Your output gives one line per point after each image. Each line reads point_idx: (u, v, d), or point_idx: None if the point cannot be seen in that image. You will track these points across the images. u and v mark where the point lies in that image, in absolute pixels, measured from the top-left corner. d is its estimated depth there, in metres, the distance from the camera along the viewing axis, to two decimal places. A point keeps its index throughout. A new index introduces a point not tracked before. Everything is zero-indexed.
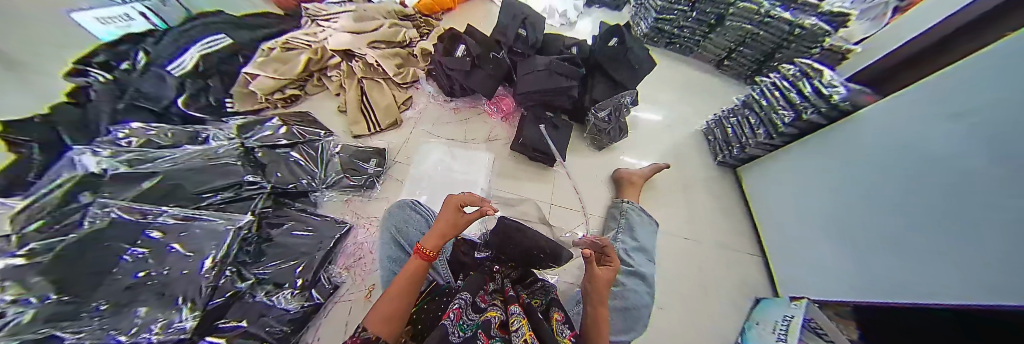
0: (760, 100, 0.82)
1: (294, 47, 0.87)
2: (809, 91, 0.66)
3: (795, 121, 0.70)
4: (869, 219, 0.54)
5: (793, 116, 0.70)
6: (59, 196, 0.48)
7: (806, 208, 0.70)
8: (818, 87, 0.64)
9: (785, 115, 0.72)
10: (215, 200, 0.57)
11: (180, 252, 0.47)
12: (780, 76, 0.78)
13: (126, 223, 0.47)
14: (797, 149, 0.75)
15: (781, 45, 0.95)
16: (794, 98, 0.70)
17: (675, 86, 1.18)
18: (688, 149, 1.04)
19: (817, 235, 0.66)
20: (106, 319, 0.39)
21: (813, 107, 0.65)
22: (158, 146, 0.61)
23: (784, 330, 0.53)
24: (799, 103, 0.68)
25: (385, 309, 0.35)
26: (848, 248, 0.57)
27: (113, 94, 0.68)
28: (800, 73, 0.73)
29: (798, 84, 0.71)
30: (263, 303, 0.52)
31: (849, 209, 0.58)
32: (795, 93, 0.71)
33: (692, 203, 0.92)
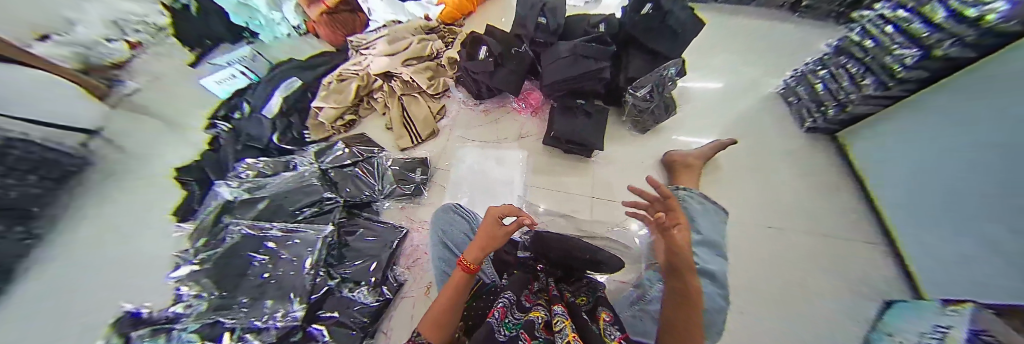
0: (865, 41, 0.64)
1: (346, 77, 1.00)
2: (942, 17, 0.48)
3: (922, 60, 0.51)
4: (974, 206, 0.44)
5: (920, 55, 0.50)
6: (212, 219, 0.67)
7: (934, 180, 0.53)
8: (955, 6, 0.45)
9: (905, 55, 0.54)
10: (306, 215, 0.70)
11: (287, 258, 0.60)
12: (896, 6, 0.58)
13: (251, 236, 0.62)
14: (915, 104, 0.57)
15: None
16: (918, 31, 0.52)
17: (733, 45, 1.00)
18: (756, 119, 0.88)
19: (932, 220, 0.53)
20: (248, 310, 0.53)
21: (953, 37, 0.45)
22: (265, 175, 0.78)
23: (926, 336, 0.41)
24: (927, 36, 0.50)
25: (435, 313, 0.39)
26: (957, 238, 0.47)
27: (234, 139, 0.90)
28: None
29: (922, 10, 0.52)
30: (348, 298, 0.63)
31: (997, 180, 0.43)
32: (919, 23, 0.52)
33: (765, 183, 0.78)
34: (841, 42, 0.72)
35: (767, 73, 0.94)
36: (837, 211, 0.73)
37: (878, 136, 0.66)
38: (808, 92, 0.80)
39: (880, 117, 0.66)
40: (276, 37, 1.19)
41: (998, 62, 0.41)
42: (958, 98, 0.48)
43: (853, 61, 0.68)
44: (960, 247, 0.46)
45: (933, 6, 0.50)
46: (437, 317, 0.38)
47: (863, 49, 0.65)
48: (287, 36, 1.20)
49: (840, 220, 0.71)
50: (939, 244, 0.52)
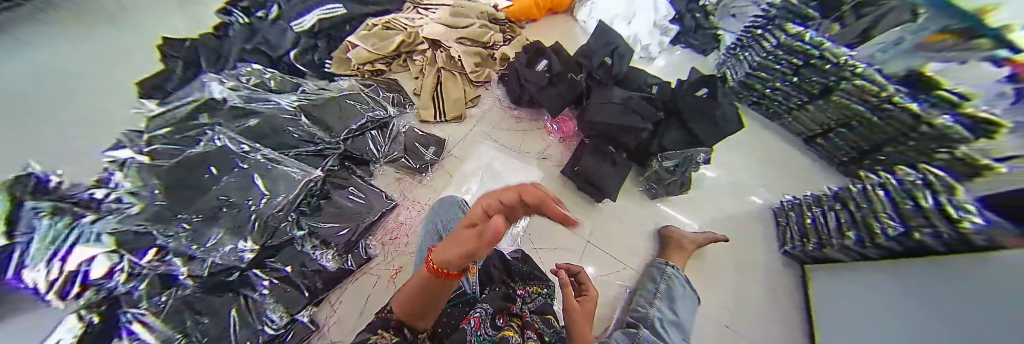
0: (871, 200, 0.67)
1: (393, 27, 0.94)
2: (930, 205, 0.52)
3: (904, 236, 0.55)
4: None
5: (902, 230, 0.56)
6: (188, 112, 0.58)
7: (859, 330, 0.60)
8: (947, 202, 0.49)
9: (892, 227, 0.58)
10: (301, 151, 0.62)
11: (261, 189, 0.52)
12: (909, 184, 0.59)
13: (228, 151, 0.52)
14: (877, 266, 0.62)
15: (846, 122, 0.86)
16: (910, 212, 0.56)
17: (750, 153, 1.08)
18: (748, 225, 0.96)
19: None
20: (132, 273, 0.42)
21: (931, 227, 0.49)
22: (266, 89, 0.69)
23: None
24: (913, 218, 0.54)
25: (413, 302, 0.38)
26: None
27: (246, 36, 0.81)
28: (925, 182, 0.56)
29: (919, 195, 0.55)
30: (307, 255, 0.57)
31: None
32: (912, 205, 0.56)
33: (739, 294, 0.84)
34: (843, 190, 0.78)
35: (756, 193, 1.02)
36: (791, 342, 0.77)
37: (874, 273, 0.63)
38: (799, 221, 0.87)
39: (890, 262, 0.60)
40: None
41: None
42: (910, 278, 0.53)
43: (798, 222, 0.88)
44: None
45: (949, 85, 0.55)
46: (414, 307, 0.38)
47: (879, 220, 0.62)
48: None
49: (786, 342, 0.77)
50: None
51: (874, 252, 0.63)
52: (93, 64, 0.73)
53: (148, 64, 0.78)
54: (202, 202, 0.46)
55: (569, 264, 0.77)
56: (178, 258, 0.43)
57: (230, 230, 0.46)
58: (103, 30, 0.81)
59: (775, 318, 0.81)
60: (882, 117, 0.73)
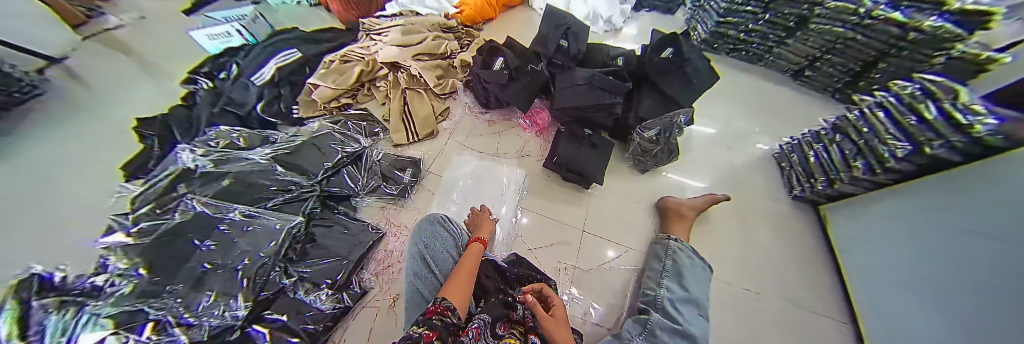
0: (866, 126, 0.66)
1: (350, 59, 0.94)
2: (934, 116, 0.51)
3: (913, 154, 0.53)
4: (943, 306, 0.45)
5: (911, 149, 0.53)
6: (164, 186, 0.59)
7: (904, 264, 0.55)
8: (951, 109, 0.48)
9: (899, 147, 0.56)
10: (276, 200, 0.63)
11: (242, 246, 0.53)
12: (913, 102, 0.56)
13: (204, 215, 0.54)
14: (906, 190, 0.58)
15: (832, 47, 0.83)
16: (913, 127, 0.55)
17: (736, 103, 1.04)
18: (749, 176, 0.92)
19: (904, 311, 0.54)
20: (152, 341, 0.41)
21: (941, 140, 0.48)
22: (236, 147, 0.70)
23: None
24: (920, 134, 0.52)
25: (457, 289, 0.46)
26: (925, 303, 0.49)
27: (212, 100, 0.83)
28: (924, 93, 0.56)
29: (919, 108, 0.54)
30: (301, 301, 0.56)
31: (957, 274, 0.44)
32: (915, 119, 0.55)
33: (754, 248, 0.80)
34: (839, 120, 0.76)
35: (752, 143, 0.97)
36: (819, 286, 0.74)
37: (893, 200, 0.60)
38: (801, 160, 0.84)
39: (913, 183, 0.57)
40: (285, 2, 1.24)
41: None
42: (945, 193, 0.49)
43: (801, 164, 0.84)
44: (937, 307, 0.46)
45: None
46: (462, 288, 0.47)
47: (884, 144, 0.60)
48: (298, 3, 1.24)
49: (815, 289, 0.74)
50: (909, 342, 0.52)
51: (888, 178, 0.61)
52: (83, 161, 0.77)
53: (126, 146, 0.81)
54: (184, 271, 0.48)
55: (568, 256, 0.75)
56: (177, 328, 0.43)
57: (222, 289, 0.48)
58: (82, 126, 0.84)
59: (796, 266, 0.77)
60: (868, 36, 0.73)
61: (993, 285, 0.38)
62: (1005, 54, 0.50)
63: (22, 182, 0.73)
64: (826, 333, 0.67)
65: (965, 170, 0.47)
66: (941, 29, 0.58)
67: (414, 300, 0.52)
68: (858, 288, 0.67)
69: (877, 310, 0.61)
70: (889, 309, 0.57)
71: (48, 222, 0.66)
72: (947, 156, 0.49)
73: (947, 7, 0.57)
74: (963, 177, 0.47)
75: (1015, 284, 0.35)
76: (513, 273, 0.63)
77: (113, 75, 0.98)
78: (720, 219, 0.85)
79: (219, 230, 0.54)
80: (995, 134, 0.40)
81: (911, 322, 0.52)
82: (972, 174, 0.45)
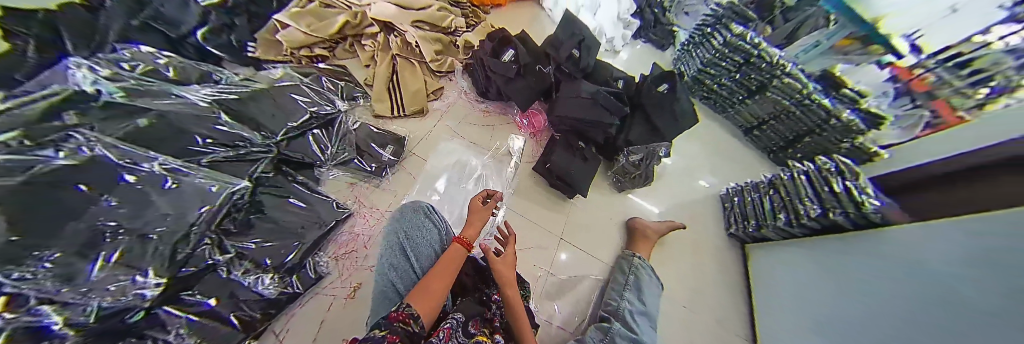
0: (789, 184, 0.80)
1: (333, 5, 0.81)
2: (840, 189, 0.63)
3: (821, 215, 0.66)
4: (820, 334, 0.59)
5: (820, 211, 0.66)
6: (41, 110, 0.43)
7: (800, 299, 0.69)
8: (852, 186, 0.61)
9: (812, 209, 0.68)
10: (216, 157, 0.52)
11: (162, 210, 0.41)
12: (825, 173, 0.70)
13: (107, 162, 0.39)
14: (810, 243, 0.72)
15: (778, 116, 0.95)
16: (825, 194, 0.66)
17: (703, 143, 1.17)
18: (702, 209, 1.05)
19: (789, 335, 0.69)
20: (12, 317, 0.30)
21: (842, 208, 0.60)
22: (164, 79, 0.55)
23: None
24: (828, 200, 0.64)
25: (429, 292, 0.42)
26: (811, 333, 0.62)
27: (131, 7, 0.63)
28: (835, 169, 0.68)
29: (831, 180, 0.67)
30: (236, 282, 0.48)
31: (837, 312, 0.57)
32: (827, 188, 0.67)
33: (698, 271, 0.92)
34: (774, 177, 0.88)
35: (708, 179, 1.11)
36: (741, 308, 0.88)
37: (802, 247, 0.74)
38: (739, 203, 0.98)
39: (820, 237, 0.70)
40: None
41: (914, 151, 0.59)
42: (843, 248, 0.62)
43: (740, 205, 0.97)
44: (819, 338, 0.58)
45: (852, 84, 0.71)
46: (428, 288, 0.42)
47: (802, 202, 0.72)
48: None
49: (737, 309, 0.88)
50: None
51: (798, 229, 0.75)
52: None
53: None
54: (78, 230, 0.34)
55: (543, 259, 0.76)
56: (46, 305, 0.32)
57: (129, 256, 0.37)
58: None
59: (721, 290, 0.90)
60: (802, 110, 0.81)
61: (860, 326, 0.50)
62: (885, 152, 0.66)
63: None
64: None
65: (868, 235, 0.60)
66: (852, 121, 0.71)
67: (385, 295, 0.47)
68: (763, 314, 0.81)
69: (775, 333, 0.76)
70: (784, 334, 0.71)
71: None
72: (842, 221, 0.61)
73: (859, 105, 0.70)
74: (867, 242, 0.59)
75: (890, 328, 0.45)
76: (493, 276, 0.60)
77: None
78: (674, 242, 0.96)
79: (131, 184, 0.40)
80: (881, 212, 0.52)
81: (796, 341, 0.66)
82: (862, 238, 0.58)
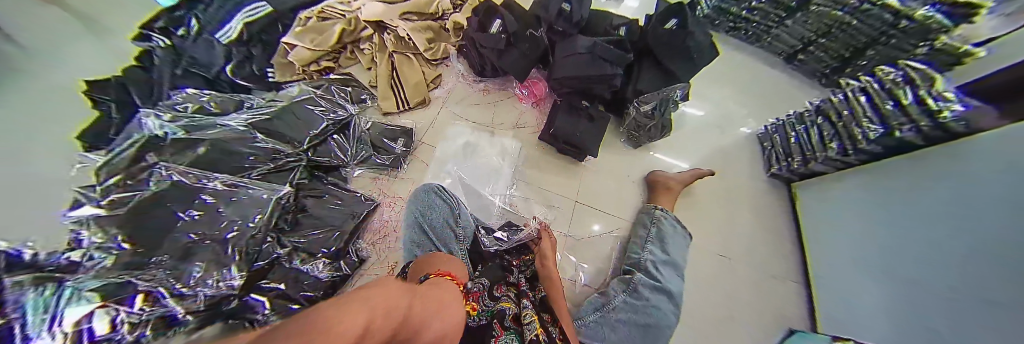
0: (840, 110, 0.71)
1: (329, 17, 0.85)
2: (910, 101, 0.55)
3: (882, 137, 0.57)
4: (914, 268, 0.51)
5: (881, 131, 0.57)
6: (131, 156, 0.53)
7: (867, 235, 0.62)
8: (925, 95, 0.53)
9: (871, 129, 0.59)
10: (258, 171, 0.59)
11: (228, 218, 0.51)
12: (891, 88, 0.60)
13: (184, 186, 0.50)
14: (871, 169, 0.64)
15: (833, 29, 0.81)
16: (889, 111, 0.58)
17: (733, 79, 1.04)
18: (737, 151, 0.95)
19: (861, 274, 0.61)
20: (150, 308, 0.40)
21: (913, 123, 0.53)
22: (209, 113, 0.65)
23: None
24: (893, 117, 0.56)
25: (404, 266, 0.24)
26: (892, 273, 0.55)
27: (173, 59, 0.74)
28: (903, 78, 0.59)
29: (895, 92, 0.59)
30: (298, 270, 0.57)
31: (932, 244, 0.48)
32: (892, 103, 0.58)
33: (735, 219, 0.86)
34: (823, 103, 0.78)
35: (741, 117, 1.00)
36: (788, 250, 0.82)
37: (869, 177, 0.64)
38: (782, 142, 0.87)
39: (891, 161, 0.60)
40: None
41: None
42: (925, 169, 0.53)
43: (783, 139, 0.87)
44: (910, 279, 0.51)
45: None
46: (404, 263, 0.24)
47: (859, 126, 0.63)
48: None
49: (784, 252, 0.81)
50: (860, 299, 0.61)
51: (858, 158, 0.65)
52: None
53: None
54: (169, 242, 0.45)
55: (561, 224, 0.78)
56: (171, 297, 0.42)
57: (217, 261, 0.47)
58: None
59: (765, 235, 0.84)
60: (862, 19, 0.72)
61: (980, 257, 0.41)
62: (981, 48, 0.52)
63: None
64: (786, 293, 0.77)
65: (950, 148, 0.50)
66: (931, 18, 0.59)
67: None
68: (818, 255, 0.75)
69: (837, 275, 0.69)
70: (851, 274, 0.64)
71: None
72: (912, 138, 0.54)
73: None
74: (949, 156, 0.49)
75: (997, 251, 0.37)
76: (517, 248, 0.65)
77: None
78: (706, 191, 0.89)
79: (201, 202, 0.50)
80: None
81: (875, 279, 0.58)
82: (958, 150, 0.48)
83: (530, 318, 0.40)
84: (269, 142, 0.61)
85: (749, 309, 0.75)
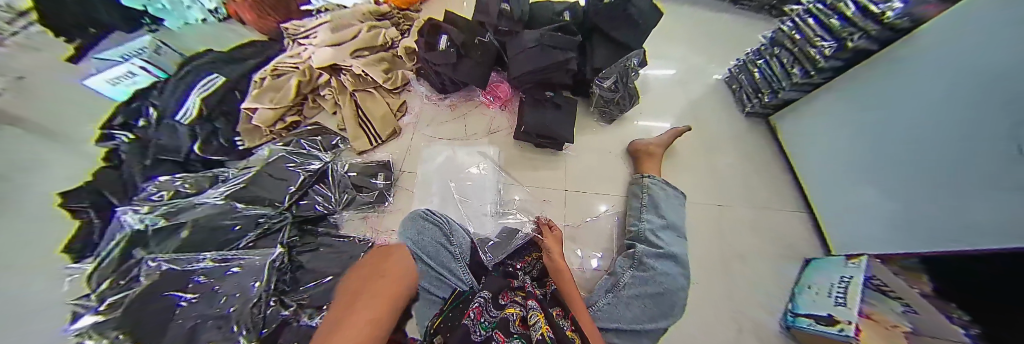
0: (793, 34, 0.74)
1: (283, 72, 0.85)
2: (852, 12, 0.56)
3: (838, 51, 0.59)
4: (906, 173, 0.51)
5: (836, 46, 0.59)
6: (118, 257, 0.54)
7: (856, 150, 0.62)
8: (863, 2, 0.54)
9: (825, 47, 0.62)
10: (246, 240, 0.60)
11: (226, 293, 0.51)
12: (833, 3, 0.62)
13: (173, 273, 0.50)
14: (841, 85, 0.65)
15: None
16: (835, 25, 0.61)
17: (686, 34, 1.07)
18: (709, 102, 0.97)
19: (860, 190, 0.62)
20: None
21: (861, 32, 0.54)
22: (185, 195, 0.65)
23: (841, 294, 0.52)
24: (842, 30, 0.58)
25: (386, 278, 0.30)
26: (887, 182, 0.55)
27: (140, 152, 0.74)
28: None
29: (839, 6, 0.61)
30: (308, 325, 0.54)
31: (915, 145, 0.49)
32: (838, 17, 0.60)
33: (724, 167, 0.86)
34: (775, 33, 0.80)
35: (703, 68, 1.02)
36: (782, 185, 0.83)
37: (840, 97, 0.66)
38: (750, 80, 0.88)
39: (851, 72, 0.62)
40: (187, 23, 1.08)
41: None
42: (890, 73, 0.53)
43: (745, 76, 0.90)
44: (902, 185, 0.52)
45: None
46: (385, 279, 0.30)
47: (814, 46, 0.66)
48: (202, 21, 1.09)
49: (778, 188, 0.82)
50: (866, 216, 0.61)
51: (823, 76, 0.66)
52: None
53: None
54: None
55: (557, 218, 0.78)
56: None
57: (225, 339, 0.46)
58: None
59: (756, 176, 0.85)
60: None
61: (954, 147, 0.42)
62: None
63: None
64: (792, 227, 0.77)
65: (905, 47, 0.50)
66: None
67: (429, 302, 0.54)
68: (814, 181, 0.76)
69: (838, 198, 0.69)
70: (849, 193, 0.65)
71: None
72: (866, 45, 0.56)
73: None
74: (905, 56, 0.50)
75: (986, 136, 0.37)
76: (518, 250, 0.65)
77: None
78: (689, 149, 0.90)
79: (197, 283, 0.50)
80: None
81: (873, 191, 0.58)
82: (908, 49, 0.50)
83: (537, 316, 0.39)
84: (252, 208, 0.63)
85: (762, 250, 0.75)
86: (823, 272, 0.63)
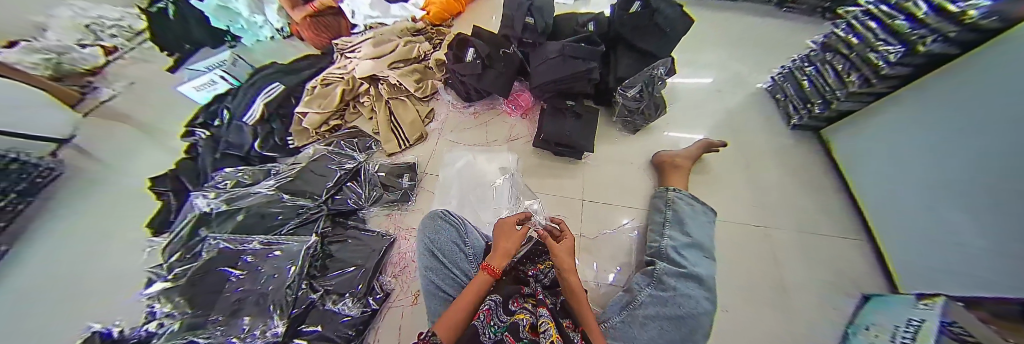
0: (849, 38, 0.67)
1: (331, 81, 0.96)
2: (925, 12, 0.49)
3: (906, 56, 0.52)
4: (962, 199, 0.45)
5: (903, 51, 0.52)
6: (187, 234, 0.63)
7: (910, 171, 0.55)
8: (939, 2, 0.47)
9: (890, 52, 0.55)
10: (287, 227, 0.67)
11: (265, 273, 0.57)
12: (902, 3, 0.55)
13: (228, 251, 0.59)
14: (901, 98, 0.58)
15: None
16: (902, 28, 0.54)
17: (719, 45, 1.03)
18: (743, 115, 0.91)
19: (920, 217, 0.54)
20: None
21: (934, 33, 0.47)
22: (244, 185, 0.75)
23: (908, 337, 0.38)
24: (911, 32, 0.51)
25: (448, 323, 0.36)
26: (944, 208, 0.48)
27: (212, 147, 0.88)
28: None
29: (904, 7, 0.54)
30: (331, 310, 0.61)
31: (970, 167, 0.43)
32: (905, 20, 0.54)
33: (759, 184, 0.80)
34: (828, 38, 0.74)
35: (738, 79, 0.97)
36: (829, 207, 0.74)
37: (898, 110, 0.58)
38: (796, 90, 0.83)
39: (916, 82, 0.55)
40: (259, 40, 1.25)
41: None
42: (948, 87, 0.47)
43: (794, 86, 0.83)
44: (955, 213, 0.46)
45: None
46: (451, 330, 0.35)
47: (876, 52, 0.59)
48: (270, 38, 1.25)
49: (825, 210, 0.74)
50: (925, 247, 0.53)
51: (885, 85, 0.59)
52: (104, 231, 0.78)
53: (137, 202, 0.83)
54: (222, 301, 0.53)
55: (573, 228, 0.77)
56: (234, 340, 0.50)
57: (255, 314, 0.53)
58: (76, 203, 0.83)
59: (798, 196, 0.77)
60: None
61: (1001, 175, 0.37)
62: None
63: (51, 251, 0.75)
64: (842, 254, 0.68)
65: (967, 58, 0.45)
66: None
67: (434, 297, 0.54)
68: (873, 204, 0.66)
69: (897, 224, 0.60)
70: (907, 220, 0.57)
71: (78, 289, 0.68)
72: (942, 50, 0.47)
73: None
74: (965, 67, 0.45)
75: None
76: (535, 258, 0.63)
77: (106, 140, 0.97)
78: (720, 163, 0.84)
79: (245, 261, 0.58)
80: (987, 17, 0.38)
81: (933, 219, 0.50)
82: (969, 61, 0.44)
83: (548, 324, 0.36)
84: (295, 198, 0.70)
85: (806, 279, 0.66)
86: (884, 312, 0.52)
